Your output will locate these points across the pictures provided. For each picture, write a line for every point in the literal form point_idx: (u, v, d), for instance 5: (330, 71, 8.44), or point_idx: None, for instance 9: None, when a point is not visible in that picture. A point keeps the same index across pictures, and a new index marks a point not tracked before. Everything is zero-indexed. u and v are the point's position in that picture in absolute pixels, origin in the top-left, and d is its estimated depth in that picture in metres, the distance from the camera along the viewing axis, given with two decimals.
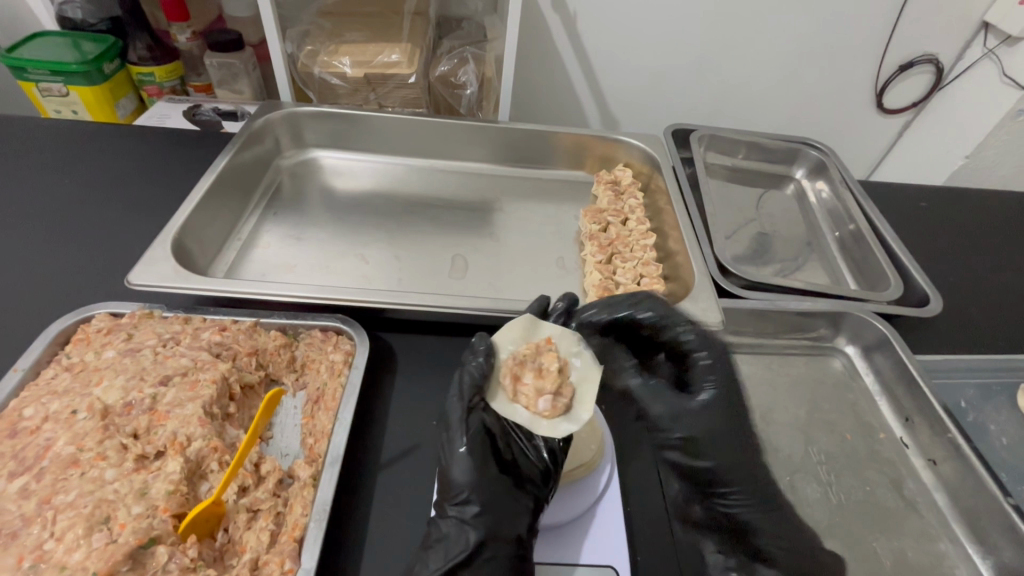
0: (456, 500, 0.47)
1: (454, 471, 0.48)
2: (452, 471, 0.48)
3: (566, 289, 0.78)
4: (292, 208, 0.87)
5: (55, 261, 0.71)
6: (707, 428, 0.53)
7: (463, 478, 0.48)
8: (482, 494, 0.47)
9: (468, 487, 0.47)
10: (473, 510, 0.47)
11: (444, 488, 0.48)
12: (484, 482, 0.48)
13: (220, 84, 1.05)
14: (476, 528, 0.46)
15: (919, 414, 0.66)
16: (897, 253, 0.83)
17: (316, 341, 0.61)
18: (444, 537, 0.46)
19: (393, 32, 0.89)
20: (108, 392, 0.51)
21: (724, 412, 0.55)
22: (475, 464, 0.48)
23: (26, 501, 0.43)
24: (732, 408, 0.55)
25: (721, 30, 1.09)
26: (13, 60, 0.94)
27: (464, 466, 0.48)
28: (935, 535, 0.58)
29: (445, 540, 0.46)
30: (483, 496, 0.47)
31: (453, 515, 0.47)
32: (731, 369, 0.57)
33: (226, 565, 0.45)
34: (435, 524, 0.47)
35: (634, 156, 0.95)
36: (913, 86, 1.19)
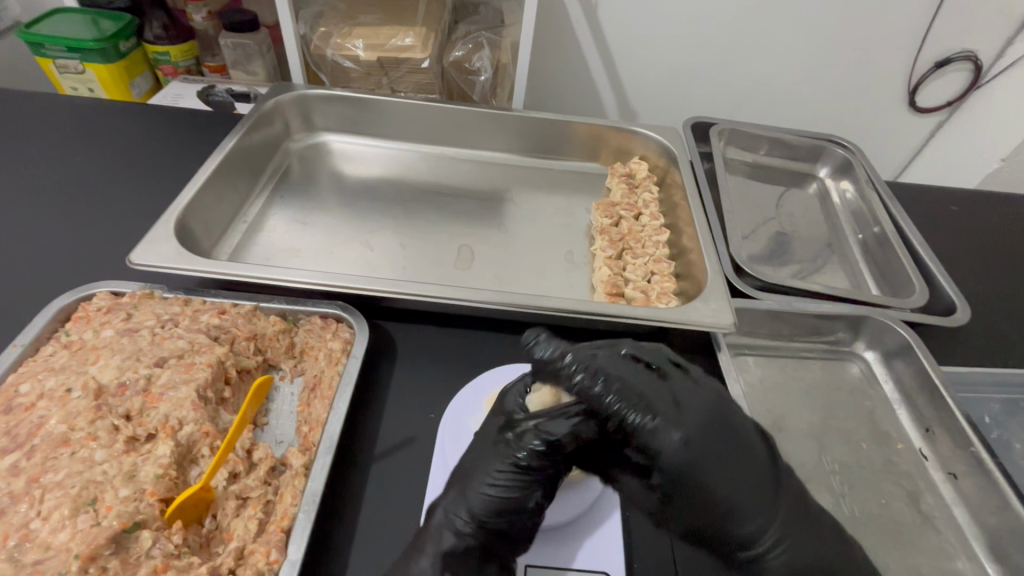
0: (487, 504, 0.45)
1: (503, 471, 0.46)
2: (500, 471, 0.46)
3: (575, 284, 0.76)
4: (299, 192, 0.86)
5: (61, 237, 0.71)
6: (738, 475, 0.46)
7: (513, 483, 0.45)
8: (476, 482, 0.46)
9: (512, 494, 0.45)
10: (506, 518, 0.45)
11: (471, 483, 0.46)
12: (531, 492, 0.46)
13: (234, 64, 1.04)
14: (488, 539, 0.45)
15: (940, 425, 0.63)
16: (923, 258, 0.79)
17: (316, 328, 0.59)
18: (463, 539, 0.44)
19: (408, 16, 0.86)
20: (104, 371, 0.50)
21: (743, 458, 0.47)
22: (527, 470, 0.46)
23: (15, 479, 0.43)
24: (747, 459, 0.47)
25: (747, 22, 1.05)
26: (30, 36, 0.94)
27: (517, 472, 0.46)
28: (952, 553, 0.55)
29: (464, 547, 0.44)
30: (522, 507, 0.45)
31: (477, 522, 0.45)
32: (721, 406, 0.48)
33: (212, 552, 0.44)
34: (437, 512, 0.46)
35: (651, 149, 0.92)
36: (950, 84, 1.12)
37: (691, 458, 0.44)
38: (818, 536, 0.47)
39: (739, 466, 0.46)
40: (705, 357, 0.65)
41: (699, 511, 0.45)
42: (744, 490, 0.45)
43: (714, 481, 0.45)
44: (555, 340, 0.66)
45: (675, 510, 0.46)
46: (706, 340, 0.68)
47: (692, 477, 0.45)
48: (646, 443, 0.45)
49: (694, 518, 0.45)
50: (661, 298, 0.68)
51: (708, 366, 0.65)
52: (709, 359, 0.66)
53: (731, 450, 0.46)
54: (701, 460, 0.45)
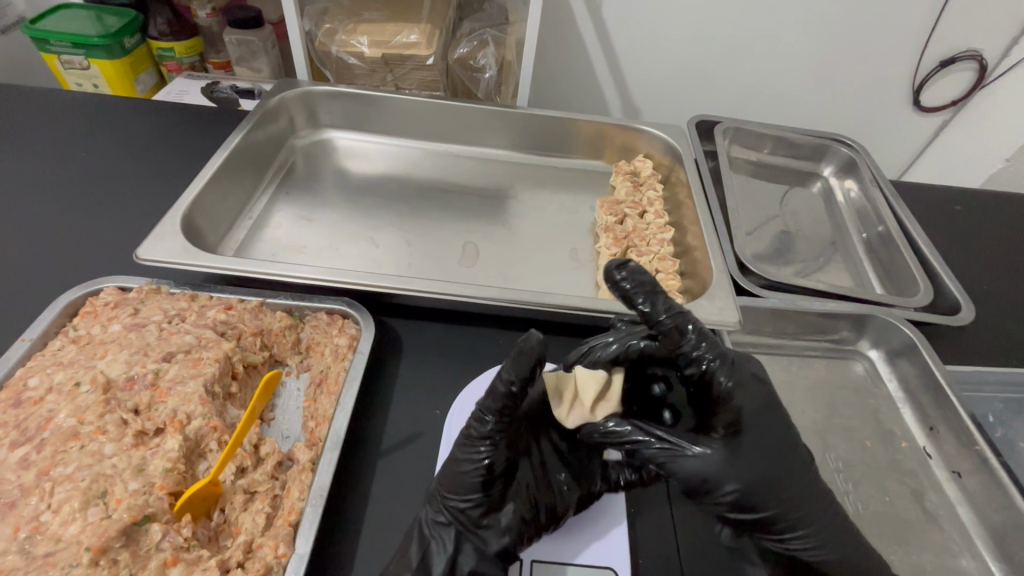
0: (455, 500, 0.45)
1: (460, 463, 0.45)
2: (458, 462, 0.45)
3: (579, 281, 0.76)
4: (304, 188, 0.86)
5: (68, 232, 0.71)
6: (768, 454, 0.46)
7: (470, 473, 0.44)
8: (449, 474, 0.45)
9: (472, 486, 0.44)
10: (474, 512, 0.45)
11: (443, 479, 0.46)
12: (490, 479, 0.45)
13: (239, 61, 1.04)
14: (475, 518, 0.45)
15: (945, 423, 0.63)
16: (928, 257, 0.79)
17: (322, 324, 0.60)
18: (449, 534, 0.45)
19: (413, 12, 0.85)
20: (112, 366, 0.50)
21: (773, 438, 0.47)
22: (479, 456, 0.44)
23: (25, 472, 0.43)
24: (778, 441, 0.47)
25: (752, 21, 1.05)
26: (36, 32, 0.94)
27: (474, 461, 0.44)
28: (956, 550, 0.55)
29: (442, 542, 0.45)
30: (487, 496, 0.45)
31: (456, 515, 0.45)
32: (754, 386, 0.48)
33: (220, 546, 0.44)
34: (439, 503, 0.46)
35: (655, 147, 0.92)
36: (954, 83, 1.12)
37: (751, 410, 0.47)
38: (835, 518, 0.48)
39: (773, 445, 0.47)
40: None
41: (763, 467, 0.45)
42: (790, 450, 0.47)
43: (773, 435, 0.47)
44: (560, 338, 0.66)
45: (743, 466, 0.45)
46: (710, 338, 0.68)
47: (756, 427, 0.47)
48: (725, 387, 0.47)
49: (757, 475, 0.45)
50: (666, 296, 0.68)
51: None
52: None
53: (764, 430, 0.47)
54: (765, 410, 0.47)
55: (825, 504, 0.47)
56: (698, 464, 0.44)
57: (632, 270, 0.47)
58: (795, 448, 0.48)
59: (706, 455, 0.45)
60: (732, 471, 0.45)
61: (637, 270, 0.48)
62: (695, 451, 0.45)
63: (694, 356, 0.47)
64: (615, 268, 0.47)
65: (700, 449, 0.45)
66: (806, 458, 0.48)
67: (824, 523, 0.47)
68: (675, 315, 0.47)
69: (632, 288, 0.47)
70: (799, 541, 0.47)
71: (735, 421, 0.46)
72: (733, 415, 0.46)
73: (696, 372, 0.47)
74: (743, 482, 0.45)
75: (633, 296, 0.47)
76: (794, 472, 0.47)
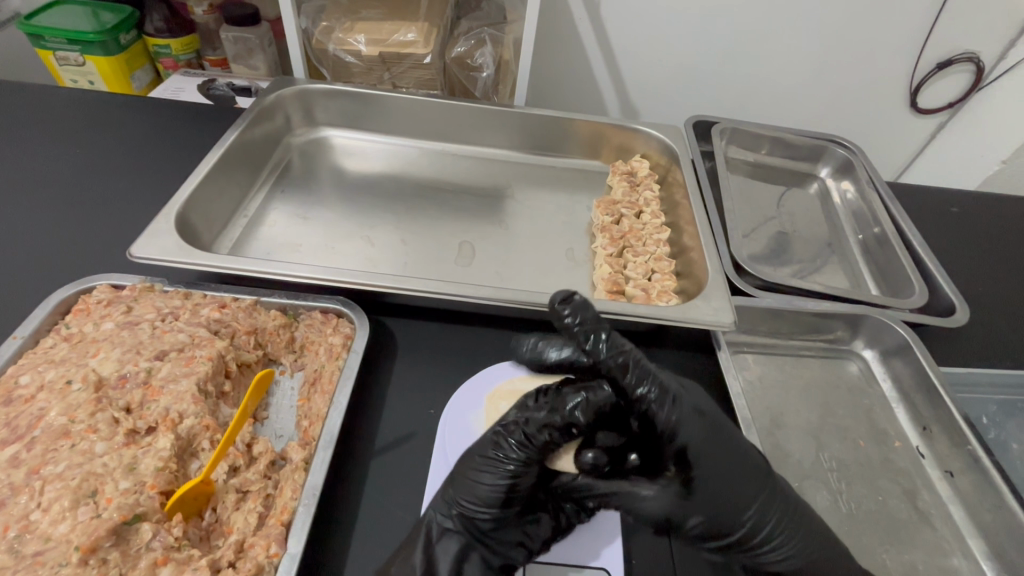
0: (469, 510, 0.45)
1: (482, 474, 0.45)
2: (480, 474, 0.45)
3: (576, 281, 0.76)
4: (300, 186, 0.86)
5: (62, 229, 0.71)
6: (729, 478, 0.46)
7: (491, 488, 0.45)
8: (453, 487, 0.46)
9: (491, 498, 0.45)
10: (488, 523, 0.45)
11: (457, 486, 0.46)
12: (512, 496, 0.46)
13: (235, 59, 1.03)
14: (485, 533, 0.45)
15: (938, 423, 0.63)
16: (923, 259, 0.80)
17: (317, 323, 0.59)
18: (453, 541, 0.45)
19: (410, 11, 0.85)
20: (104, 364, 0.50)
21: (735, 461, 0.47)
22: (505, 472, 0.45)
23: (15, 470, 0.43)
24: (741, 462, 0.47)
25: (750, 22, 1.05)
26: (31, 28, 0.93)
27: (494, 474, 0.45)
28: (949, 550, 0.55)
29: (448, 551, 0.44)
30: (504, 511, 0.45)
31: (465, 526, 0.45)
32: (707, 412, 0.49)
33: (212, 545, 0.44)
34: (443, 503, 0.46)
35: (652, 147, 0.92)
36: (951, 85, 1.12)
37: (707, 437, 0.47)
38: (812, 531, 0.48)
39: (735, 468, 0.46)
40: (704, 356, 0.66)
41: (721, 491, 0.45)
42: (752, 470, 0.47)
43: (726, 460, 0.46)
44: (556, 338, 0.66)
45: (697, 494, 0.45)
46: (706, 338, 0.68)
47: (706, 456, 0.46)
48: (666, 421, 0.46)
49: (715, 502, 0.45)
50: (662, 297, 0.68)
51: (708, 364, 0.65)
52: (709, 357, 0.66)
53: (724, 455, 0.46)
54: (710, 437, 0.47)
55: (789, 519, 0.47)
56: (656, 503, 0.45)
57: (576, 306, 0.53)
58: (761, 470, 0.48)
59: (663, 490, 0.46)
60: (688, 505, 0.45)
61: (582, 307, 0.53)
62: (649, 490, 0.46)
63: (635, 390, 0.47)
64: (559, 302, 0.53)
65: (654, 488, 0.46)
66: (765, 476, 0.48)
67: (797, 534, 0.47)
68: (617, 350, 0.50)
69: (578, 323, 0.52)
70: (779, 555, 0.46)
71: (681, 456, 0.46)
72: (685, 444, 0.46)
73: (639, 408, 0.48)
74: (704, 513, 0.45)
75: (579, 332, 0.52)
76: (754, 493, 0.46)
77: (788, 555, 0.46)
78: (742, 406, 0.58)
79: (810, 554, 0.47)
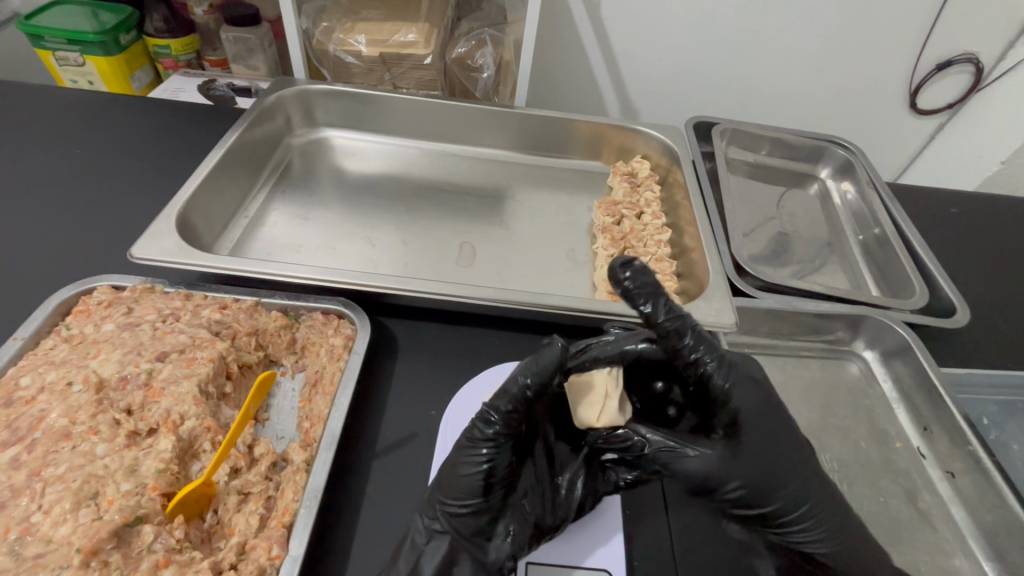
0: (451, 502, 0.44)
1: (463, 467, 0.44)
2: (460, 464, 0.44)
3: (576, 282, 0.76)
4: (300, 187, 0.86)
5: (62, 230, 0.71)
6: (769, 450, 0.48)
7: (471, 479, 0.43)
8: (439, 486, 0.45)
9: (473, 490, 0.43)
10: (471, 515, 0.44)
11: (444, 485, 0.44)
12: (491, 484, 0.44)
13: (235, 59, 1.03)
14: (474, 529, 0.44)
15: (938, 423, 0.63)
16: (923, 259, 0.80)
17: (317, 324, 0.59)
18: (441, 543, 0.44)
19: (410, 11, 0.85)
20: (105, 365, 0.50)
21: (776, 435, 0.49)
22: (483, 458, 0.43)
23: (16, 472, 0.42)
24: (779, 439, 0.49)
25: (750, 23, 1.05)
26: (31, 28, 0.93)
27: (473, 463, 0.43)
28: (950, 550, 0.55)
29: (438, 554, 0.44)
30: (485, 499, 0.44)
31: (450, 524, 0.44)
32: (756, 387, 0.50)
33: (213, 547, 0.44)
34: (431, 506, 0.45)
35: (653, 148, 0.92)
36: (951, 86, 1.12)
37: (756, 407, 0.48)
38: (843, 511, 0.49)
39: (777, 443, 0.48)
40: None
41: (764, 463, 0.47)
42: (792, 446, 0.49)
43: (767, 435, 0.48)
44: (557, 339, 0.66)
45: (743, 457, 0.47)
46: (706, 339, 0.68)
47: (752, 424, 0.48)
48: (722, 389, 0.47)
49: (758, 470, 0.46)
50: None
51: None
52: None
53: (766, 428, 0.48)
54: (758, 407, 0.49)
55: (823, 496, 0.49)
56: (701, 461, 0.46)
57: (638, 270, 0.45)
58: (799, 448, 0.50)
59: (710, 454, 0.47)
60: (734, 467, 0.46)
61: (644, 270, 0.45)
62: (695, 450, 0.47)
63: (690, 356, 0.47)
64: (621, 268, 0.45)
65: (699, 449, 0.47)
66: (803, 454, 0.50)
67: (829, 515, 0.48)
68: (675, 316, 0.46)
69: (636, 287, 0.45)
70: (812, 535, 0.48)
71: (732, 424, 0.47)
72: (736, 411, 0.47)
73: (693, 372, 0.47)
74: (744, 479, 0.46)
75: (635, 296, 0.45)
76: (792, 470, 0.48)
77: (819, 531, 0.48)
78: None
79: (841, 534, 0.48)
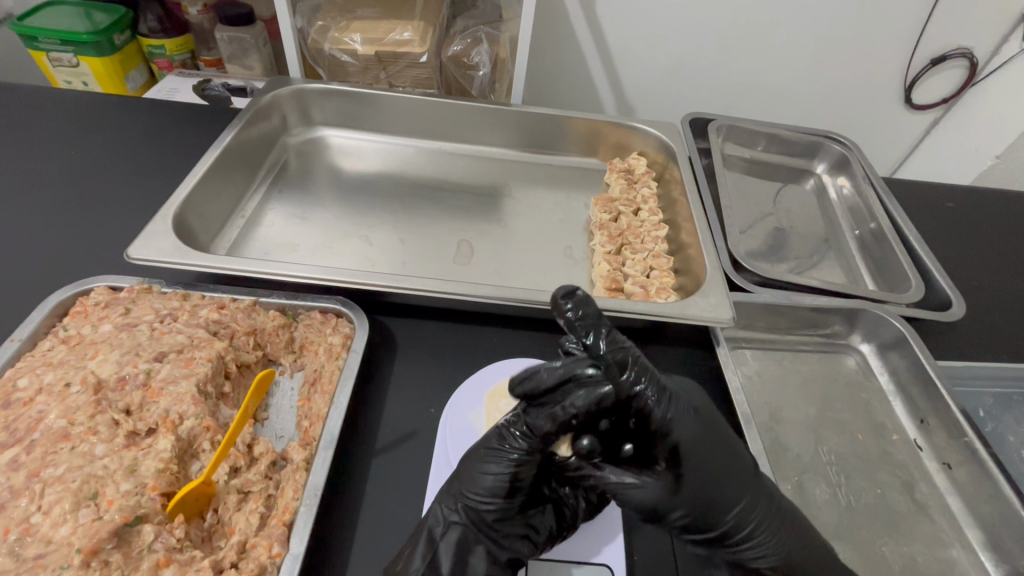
0: (475, 500, 0.45)
1: (487, 466, 0.46)
2: (484, 465, 0.46)
3: (574, 279, 0.76)
4: (297, 186, 0.86)
5: (57, 231, 0.71)
6: (720, 477, 0.46)
7: (496, 479, 0.45)
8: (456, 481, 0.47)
9: (493, 490, 0.45)
10: (491, 517, 0.45)
11: (464, 480, 0.46)
12: (514, 487, 0.46)
13: (230, 59, 1.02)
14: (485, 532, 0.45)
15: (935, 416, 0.63)
16: (919, 254, 0.80)
17: (315, 323, 0.59)
18: (456, 534, 0.44)
19: (405, 10, 0.85)
20: (103, 366, 0.50)
21: (729, 463, 0.47)
22: (510, 461, 0.45)
23: (15, 473, 0.42)
24: (734, 463, 0.47)
25: (745, 20, 1.05)
26: (24, 29, 0.93)
27: (497, 465, 0.45)
28: (947, 541, 0.56)
29: (451, 544, 0.44)
30: (509, 501, 0.45)
31: (463, 519, 0.45)
32: (703, 413, 0.48)
33: (214, 546, 0.44)
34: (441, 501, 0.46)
35: (649, 145, 0.92)
36: (945, 81, 1.13)
37: (701, 435, 0.46)
38: (805, 534, 0.48)
39: (727, 471, 0.46)
40: (702, 351, 0.66)
41: (710, 488, 0.45)
42: (743, 470, 0.47)
43: (716, 460, 0.46)
44: (554, 335, 0.66)
45: (686, 488, 0.45)
46: (703, 334, 0.68)
47: (697, 453, 0.46)
48: (663, 419, 0.45)
49: (705, 497, 0.45)
50: (660, 294, 0.68)
51: (707, 360, 0.65)
52: (707, 353, 0.66)
53: (721, 455, 0.47)
54: (702, 437, 0.46)
55: (776, 520, 0.47)
56: (643, 494, 0.45)
57: (579, 300, 0.48)
58: (754, 473, 0.48)
59: (653, 485, 0.45)
60: (675, 498, 0.45)
61: (584, 300, 0.48)
62: (635, 480, 0.45)
63: (633, 387, 0.45)
64: (560, 298, 0.48)
65: (644, 478, 0.45)
66: (752, 478, 0.47)
67: (773, 530, 0.46)
68: (617, 347, 0.46)
69: (578, 317, 0.47)
70: (760, 552, 0.46)
71: (672, 452, 0.46)
72: (678, 441, 0.45)
73: (635, 405, 0.45)
74: (688, 506, 0.45)
75: (577, 327, 0.47)
76: (732, 490, 0.46)
77: (769, 554, 0.46)
78: (742, 400, 0.59)
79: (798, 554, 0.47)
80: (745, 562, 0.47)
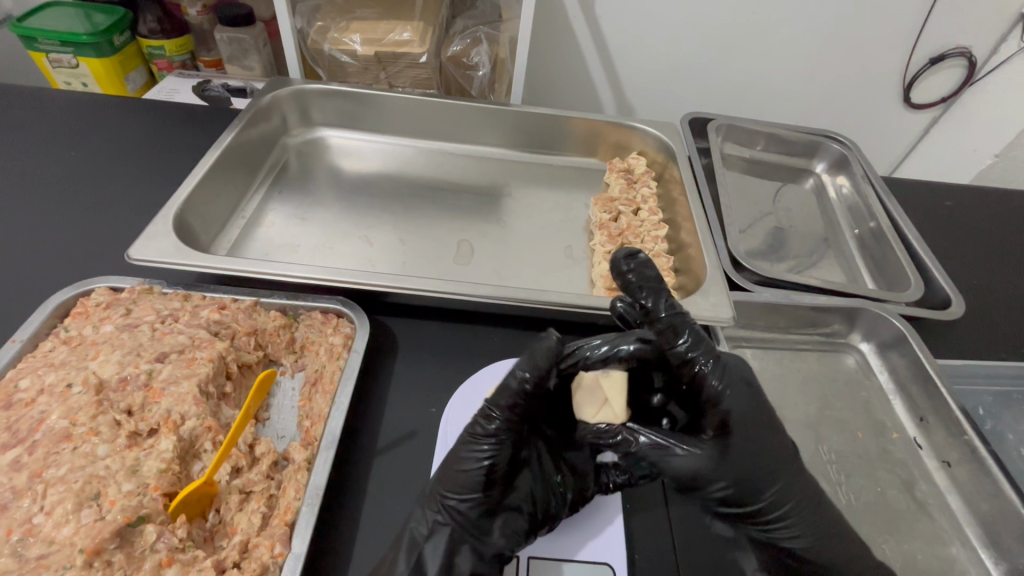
0: (455, 498, 0.45)
1: (464, 460, 0.46)
2: (461, 457, 0.46)
3: (574, 278, 0.76)
4: (297, 186, 0.86)
5: (57, 232, 0.71)
6: (759, 454, 0.48)
7: (473, 471, 0.45)
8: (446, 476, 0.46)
9: (471, 484, 0.45)
10: (474, 513, 0.45)
11: (444, 475, 0.46)
12: (491, 478, 0.46)
13: (230, 59, 1.03)
14: (466, 527, 0.45)
15: (934, 414, 0.64)
16: (918, 252, 0.80)
17: (316, 323, 0.59)
18: (444, 534, 0.44)
19: (405, 10, 0.86)
20: (104, 366, 0.50)
21: (768, 443, 0.49)
22: (483, 454, 0.45)
23: (17, 474, 0.42)
24: (774, 443, 0.50)
25: (744, 19, 1.06)
26: (23, 30, 0.93)
27: (474, 458, 0.46)
28: (947, 539, 0.56)
29: (444, 544, 0.44)
30: (487, 494, 0.45)
31: (447, 518, 0.45)
32: (752, 394, 0.51)
33: (216, 546, 0.44)
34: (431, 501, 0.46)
35: (649, 144, 0.92)
36: (943, 81, 1.13)
37: (751, 410, 0.49)
38: (835, 521, 0.49)
39: (767, 449, 0.49)
40: None
41: (751, 462, 0.48)
42: (781, 449, 0.50)
43: (758, 438, 0.49)
44: (555, 335, 0.66)
45: (732, 460, 0.48)
46: (704, 333, 0.68)
47: (747, 427, 0.49)
48: (715, 390, 0.48)
49: (745, 472, 0.48)
50: None
51: None
52: None
53: (763, 433, 0.49)
54: (751, 412, 0.49)
55: (808, 501, 0.49)
56: (690, 459, 0.47)
57: (639, 262, 0.54)
58: (790, 453, 0.51)
59: (699, 454, 0.47)
60: (721, 467, 0.47)
61: (642, 262, 0.54)
62: (683, 449, 0.47)
63: (687, 353, 0.49)
64: (623, 258, 0.54)
65: (690, 447, 0.48)
66: (790, 459, 0.50)
67: (808, 512, 0.49)
68: (675, 313, 0.51)
69: (639, 279, 0.53)
70: (792, 533, 0.48)
71: (722, 424, 0.48)
72: (729, 415, 0.48)
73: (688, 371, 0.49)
74: (730, 479, 0.47)
75: (637, 288, 0.52)
76: (772, 472, 0.48)
77: (801, 534, 0.48)
78: None
79: (825, 539, 0.48)
80: (777, 542, 0.49)
